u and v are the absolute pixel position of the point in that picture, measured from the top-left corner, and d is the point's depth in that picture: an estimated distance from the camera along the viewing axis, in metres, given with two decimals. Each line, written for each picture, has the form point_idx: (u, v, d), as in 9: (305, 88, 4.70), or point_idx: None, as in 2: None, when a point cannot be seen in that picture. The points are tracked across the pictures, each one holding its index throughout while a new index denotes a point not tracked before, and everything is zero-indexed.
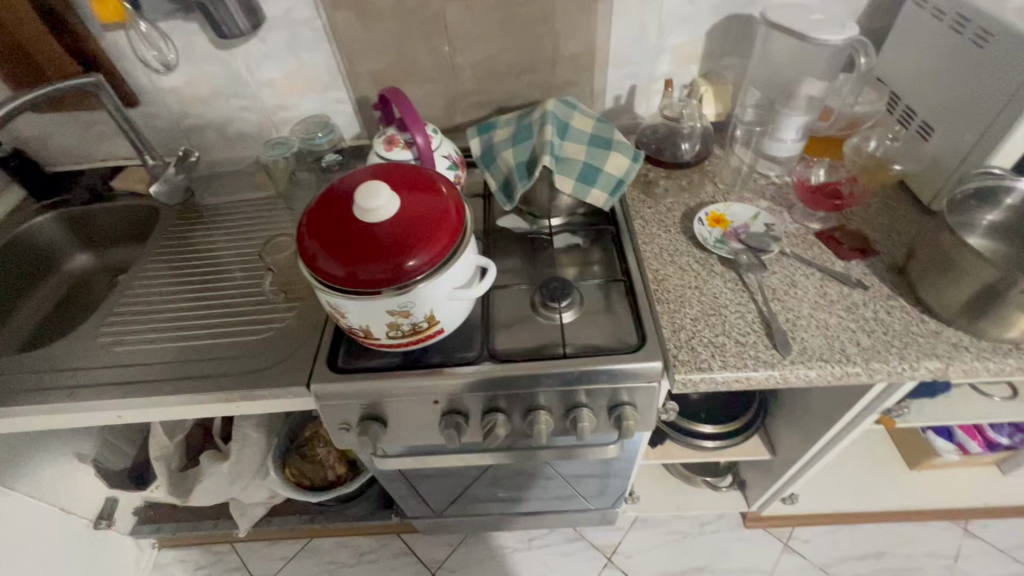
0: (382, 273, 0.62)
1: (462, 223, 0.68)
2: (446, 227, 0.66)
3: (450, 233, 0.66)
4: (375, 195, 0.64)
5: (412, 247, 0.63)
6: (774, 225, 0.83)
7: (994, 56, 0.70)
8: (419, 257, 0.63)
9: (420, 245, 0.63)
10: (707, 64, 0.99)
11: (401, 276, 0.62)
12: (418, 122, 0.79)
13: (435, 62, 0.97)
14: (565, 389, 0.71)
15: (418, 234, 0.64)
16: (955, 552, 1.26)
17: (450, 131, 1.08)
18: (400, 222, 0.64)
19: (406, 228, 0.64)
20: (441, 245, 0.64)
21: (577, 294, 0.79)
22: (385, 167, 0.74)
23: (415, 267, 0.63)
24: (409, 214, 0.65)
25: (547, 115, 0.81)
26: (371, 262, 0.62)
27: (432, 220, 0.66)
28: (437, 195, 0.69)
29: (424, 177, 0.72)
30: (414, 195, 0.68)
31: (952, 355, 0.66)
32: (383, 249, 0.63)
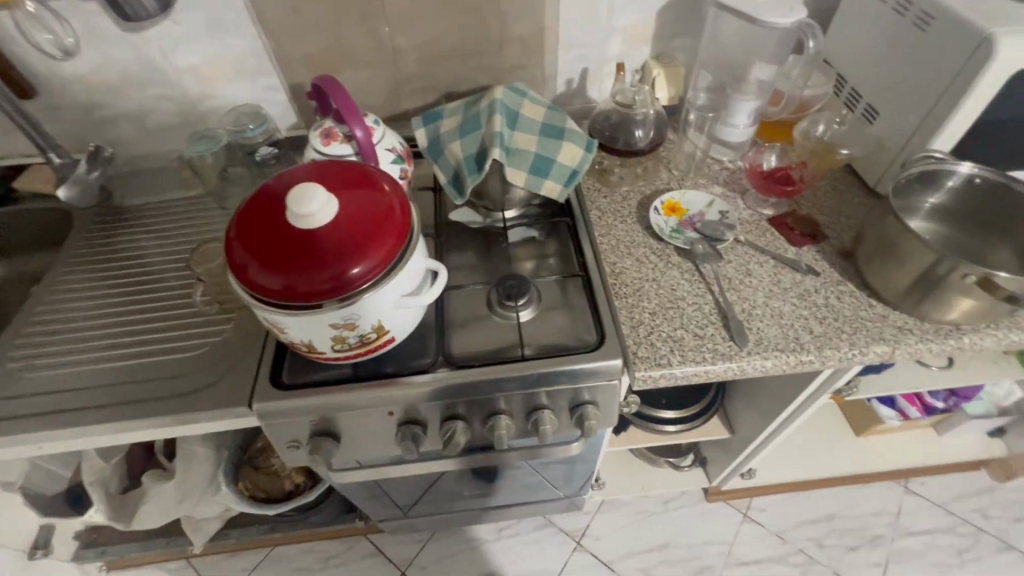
0: (323, 284, 0.57)
1: (408, 223, 0.64)
2: (391, 229, 0.61)
3: (396, 235, 0.61)
4: (311, 198, 0.58)
5: (354, 253, 0.58)
6: (728, 213, 0.82)
7: (935, 39, 0.70)
8: (363, 264, 0.58)
9: (363, 251, 0.59)
10: (658, 45, 0.97)
11: (345, 285, 0.58)
12: (355, 114, 0.73)
13: (374, 45, 0.90)
14: (526, 392, 0.69)
15: (360, 239, 0.59)
16: (897, 509, 1.34)
17: (395, 119, 1.02)
18: (340, 227, 0.59)
19: (347, 233, 0.59)
20: (387, 250, 0.60)
21: (535, 291, 0.77)
22: (320, 164, 0.68)
23: (360, 275, 0.58)
24: (350, 218, 0.60)
25: (495, 104, 0.76)
26: (310, 273, 0.57)
27: (375, 222, 0.61)
28: (379, 194, 0.64)
29: (364, 174, 0.66)
30: (354, 195, 0.63)
31: (898, 338, 0.67)
32: (323, 257, 0.58)
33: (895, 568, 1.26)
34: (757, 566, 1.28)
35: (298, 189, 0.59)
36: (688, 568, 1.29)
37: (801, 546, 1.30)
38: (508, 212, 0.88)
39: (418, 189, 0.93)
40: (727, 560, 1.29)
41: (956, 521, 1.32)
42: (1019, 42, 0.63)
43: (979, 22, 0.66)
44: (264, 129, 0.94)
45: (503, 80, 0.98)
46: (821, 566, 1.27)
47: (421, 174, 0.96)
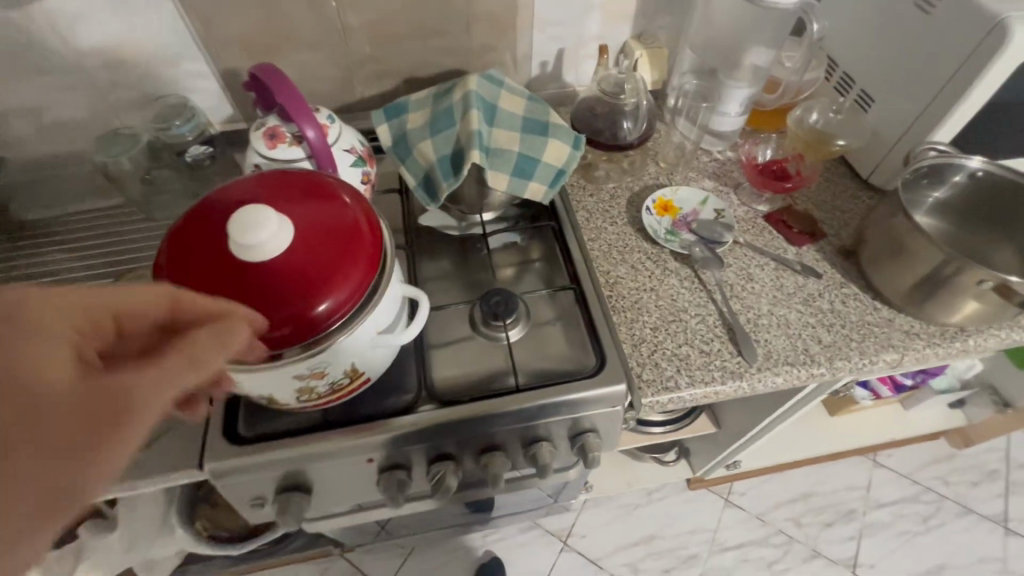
0: (282, 327, 0.48)
1: (378, 243, 0.54)
2: (359, 253, 0.52)
3: (366, 260, 0.52)
4: (256, 223, 0.47)
5: (318, 288, 0.49)
6: (724, 211, 0.77)
7: (940, 22, 0.65)
8: (329, 300, 0.49)
9: (329, 285, 0.49)
10: (640, 24, 0.88)
11: (309, 328, 0.48)
12: (305, 111, 0.62)
13: (320, 25, 0.77)
14: (522, 425, 0.62)
15: (323, 269, 0.49)
16: (867, 483, 1.39)
17: (350, 109, 0.90)
18: (296, 255, 0.49)
19: (306, 263, 0.49)
20: (356, 279, 0.51)
21: (524, 308, 0.69)
22: (264, 177, 0.56)
23: (327, 313, 0.49)
24: (310, 245, 0.50)
25: (470, 96, 0.66)
26: (265, 316, 0.47)
27: (340, 247, 0.51)
28: (341, 210, 0.54)
29: (320, 187, 0.56)
30: (310, 213, 0.52)
31: (907, 344, 0.65)
32: (278, 296, 0.48)
33: (868, 540, 1.31)
34: (740, 550, 1.30)
35: (236, 217, 0.48)
36: (675, 558, 1.29)
37: (781, 527, 1.33)
38: (486, 216, 0.79)
39: (382, 192, 0.82)
40: (712, 547, 1.31)
41: (920, 490, 1.38)
42: None
43: (991, 5, 0.61)
44: (195, 124, 0.81)
45: (471, 64, 0.87)
46: (801, 545, 1.31)
47: (384, 174, 0.85)
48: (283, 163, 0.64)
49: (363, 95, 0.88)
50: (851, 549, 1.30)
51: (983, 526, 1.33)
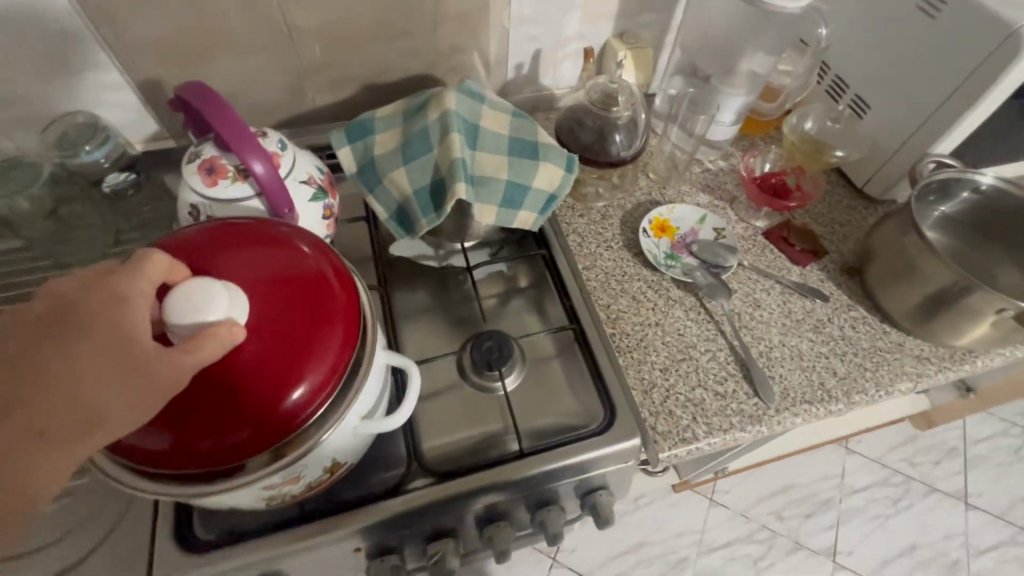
0: (245, 431, 0.38)
1: (353, 302, 0.45)
2: (331, 321, 0.43)
3: (341, 328, 0.43)
4: (197, 297, 0.36)
5: (285, 375, 0.40)
6: (723, 229, 0.72)
7: (946, 29, 0.61)
8: (300, 388, 0.40)
9: (298, 369, 0.40)
10: (623, 22, 0.79)
11: (279, 426, 0.39)
12: (250, 141, 0.51)
13: (259, 27, 0.65)
14: (528, 492, 0.55)
15: (289, 350, 0.40)
16: (841, 470, 1.43)
17: (301, 120, 0.78)
18: (253, 337, 0.39)
19: (267, 346, 0.40)
20: (330, 356, 0.42)
21: (520, 353, 0.62)
22: (200, 230, 0.45)
23: (299, 405, 0.40)
24: (274, 321, 0.41)
25: (449, 116, 0.58)
26: (220, 420, 0.38)
27: (308, 317, 0.42)
28: (302, 267, 0.44)
29: (272, 237, 0.45)
30: (264, 276, 0.42)
31: (919, 371, 0.63)
32: (235, 393, 0.38)
33: (845, 527, 1.35)
34: (726, 549, 1.31)
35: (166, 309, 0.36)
36: (664, 564, 1.29)
37: (764, 522, 1.35)
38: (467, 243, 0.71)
39: (347, 219, 0.72)
40: (700, 548, 1.31)
41: (889, 473, 1.43)
42: None
43: (1007, 10, 0.57)
44: (110, 146, 0.69)
45: (438, 68, 0.77)
46: (783, 538, 1.33)
47: (347, 197, 0.75)
48: (229, 204, 0.54)
49: (315, 105, 0.77)
50: (830, 538, 1.33)
51: (946, 503, 1.39)
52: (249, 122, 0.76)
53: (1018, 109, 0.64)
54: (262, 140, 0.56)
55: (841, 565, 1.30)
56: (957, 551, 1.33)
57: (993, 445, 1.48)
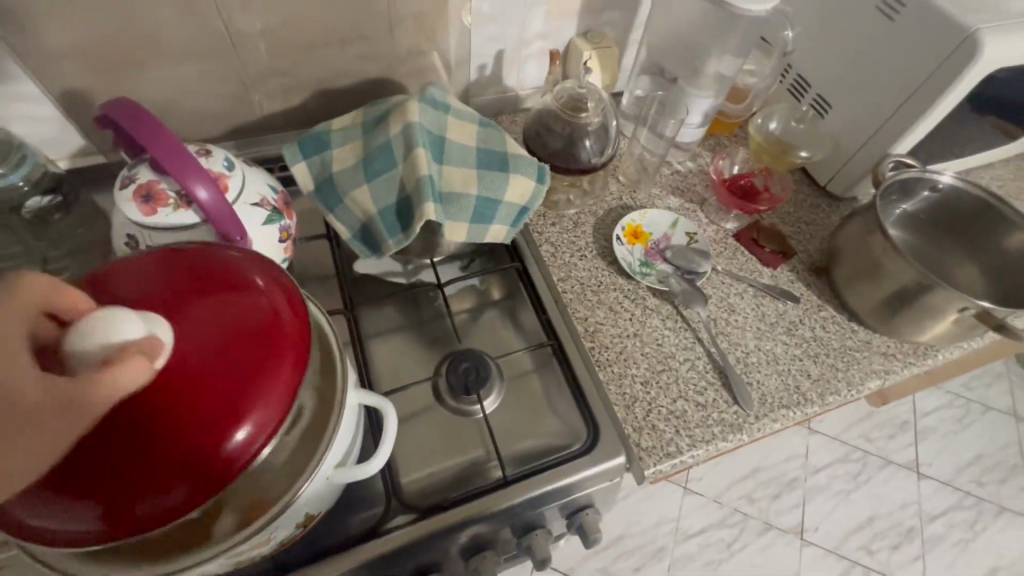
0: (182, 488, 0.34)
1: (305, 332, 0.40)
2: (278, 353, 0.38)
3: (290, 361, 0.38)
4: (93, 323, 0.30)
5: (225, 417, 0.35)
6: (695, 234, 0.72)
7: (903, 31, 0.62)
8: (240, 430, 0.35)
9: (239, 410, 0.35)
10: (587, 20, 0.77)
11: (220, 478, 0.35)
12: (191, 165, 0.46)
13: (196, 31, 0.59)
14: (514, 518, 0.54)
15: (231, 390, 0.36)
16: (805, 450, 1.49)
17: (250, 129, 0.72)
18: (189, 379, 0.35)
19: (206, 389, 0.35)
20: (276, 390, 0.37)
21: (498, 373, 0.60)
22: (129, 262, 0.40)
23: (241, 448, 0.35)
24: (202, 358, 0.35)
25: (413, 130, 0.54)
26: (153, 477, 0.33)
27: (250, 351, 0.37)
28: (246, 296, 0.39)
29: (211, 264, 0.40)
30: (203, 306, 0.37)
31: (887, 368, 0.64)
32: (169, 445, 0.34)
33: (811, 505, 1.41)
34: (702, 535, 1.35)
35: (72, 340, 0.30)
36: (644, 555, 1.32)
37: (736, 506, 1.39)
38: (436, 258, 0.68)
39: (306, 236, 0.68)
40: (676, 537, 1.34)
41: (849, 449, 1.50)
42: (999, 42, 0.57)
43: (958, 15, 0.58)
44: (29, 166, 0.59)
45: (396, 71, 0.73)
46: (755, 520, 1.37)
47: (305, 212, 0.70)
48: (172, 233, 0.49)
49: (263, 113, 0.71)
50: (797, 516, 1.39)
51: (900, 474, 1.47)
52: (191, 134, 0.70)
53: (970, 108, 0.65)
54: (206, 161, 0.51)
55: (808, 541, 1.35)
56: (911, 519, 1.41)
57: (940, 416, 1.57)
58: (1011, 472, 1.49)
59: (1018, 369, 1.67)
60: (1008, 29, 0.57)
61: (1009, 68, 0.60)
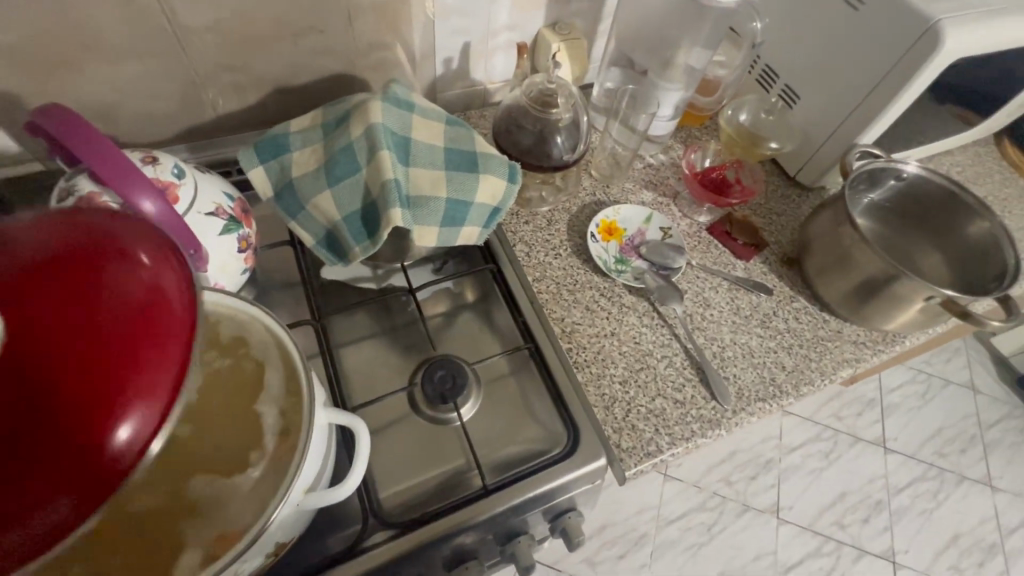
0: (61, 504, 0.24)
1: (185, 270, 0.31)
2: (151, 298, 0.28)
3: (167, 302, 0.28)
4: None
5: (93, 410, 0.25)
6: (669, 228, 0.71)
7: (870, 20, 0.62)
8: (124, 416, 0.25)
9: (115, 386, 0.25)
10: (555, 11, 0.75)
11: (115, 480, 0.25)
12: (130, 171, 0.42)
13: (137, 27, 0.55)
14: (494, 528, 0.53)
15: (89, 375, 0.25)
16: (779, 432, 1.53)
17: (203, 130, 0.69)
18: (35, 369, 0.25)
19: (55, 360, 0.25)
20: (169, 348, 0.27)
21: (475, 378, 0.58)
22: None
23: (135, 437, 0.25)
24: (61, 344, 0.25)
25: (377, 130, 0.52)
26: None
27: (109, 303, 0.27)
28: (75, 243, 0.28)
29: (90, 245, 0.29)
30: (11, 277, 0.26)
31: (857, 356, 0.65)
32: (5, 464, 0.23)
33: (785, 484, 1.45)
34: (682, 520, 1.38)
35: None
36: (627, 542, 1.34)
37: (714, 489, 1.42)
38: (407, 262, 0.66)
39: (268, 242, 0.65)
40: (658, 523, 1.37)
41: (820, 428, 1.55)
42: (961, 32, 0.57)
43: (921, 4, 0.58)
44: None
45: (358, 66, 0.70)
46: (733, 502, 1.41)
47: (266, 217, 0.67)
48: None
49: (217, 113, 0.67)
50: (773, 496, 1.43)
51: (869, 450, 1.52)
52: (139, 137, 0.65)
53: (932, 97, 0.66)
54: (153, 169, 0.47)
55: (783, 520, 1.39)
56: (879, 493, 1.46)
57: (904, 392, 1.63)
58: (970, 442, 1.57)
59: (975, 343, 1.75)
60: (968, 18, 0.58)
61: (969, 57, 0.61)
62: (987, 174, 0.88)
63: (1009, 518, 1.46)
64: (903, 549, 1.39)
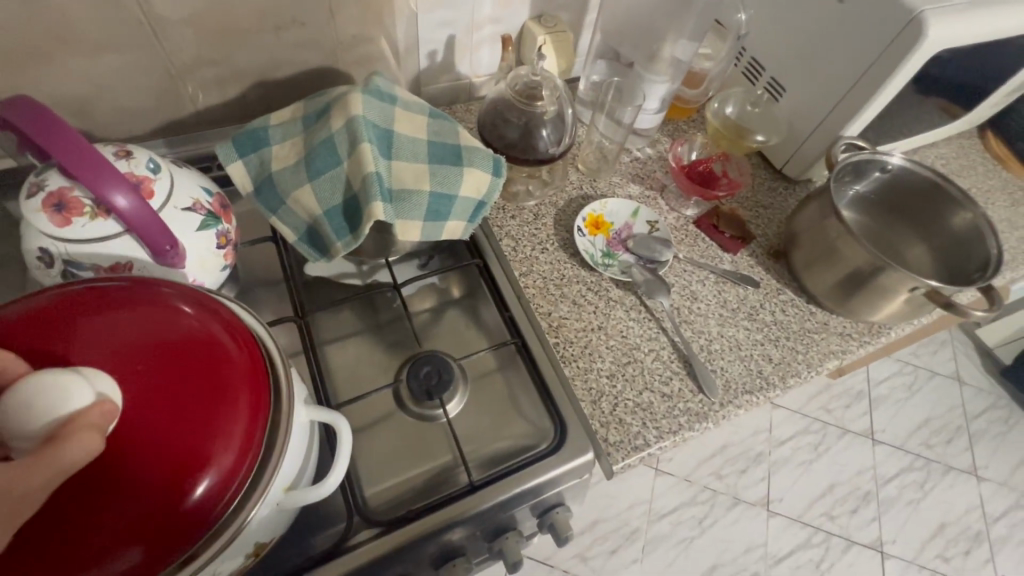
0: (138, 547, 0.32)
1: (256, 360, 0.40)
2: (231, 384, 0.37)
3: (244, 389, 0.37)
4: (34, 390, 0.29)
5: (189, 455, 0.34)
6: (655, 222, 0.71)
7: (855, 10, 0.61)
8: (204, 479, 0.34)
9: (200, 454, 0.34)
10: (540, 3, 0.74)
11: (185, 531, 0.33)
12: (106, 170, 0.41)
13: (110, 19, 0.54)
14: (481, 525, 0.52)
15: (181, 441, 0.34)
16: (770, 425, 1.54)
17: (183, 126, 0.67)
18: (142, 431, 0.33)
19: (155, 416, 0.34)
20: (239, 431, 0.36)
21: (462, 375, 0.58)
22: (55, 305, 0.37)
23: (210, 495, 0.34)
24: (162, 405, 0.34)
25: (358, 124, 0.51)
26: (98, 542, 0.32)
27: (203, 387, 0.36)
28: (179, 331, 0.37)
29: (166, 320, 0.38)
30: (133, 356, 0.35)
31: (844, 347, 0.65)
32: (118, 507, 0.32)
33: (775, 477, 1.46)
34: (674, 514, 1.38)
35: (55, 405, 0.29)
36: (619, 537, 1.34)
37: (706, 483, 1.43)
38: (392, 257, 0.65)
39: (250, 239, 0.64)
40: (650, 517, 1.37)
41: (809, 421, 1.56)
42: (945, 23, 0.57)
43: None
44: None
45: (341, 60, 0.69)
46: (724, 495, 1.42)
47: (247, 213, 0.66)
48: (88, 245, 0.44)
49: (197, 108, 0.66)
50: (763, 489, 1.43)
51: (857, 442, 1.53)
52: (114, 133, 0.64)
53: (915, 90, 0.67)
54: (127, 163, 0.46)
55: (774, 512, 1.40)
56: (868, 484, 1.47)
57: (892, 384, 1.64)
58: (957, 432, 1.59)
59: (961, 336, 1.77)
60: (952, 10, 0.58)
61: (953, 48, 0.61)
62: (971, 167, 0.88)
63: (994, 507, 1.48)
64: (891, 540, 1.40)
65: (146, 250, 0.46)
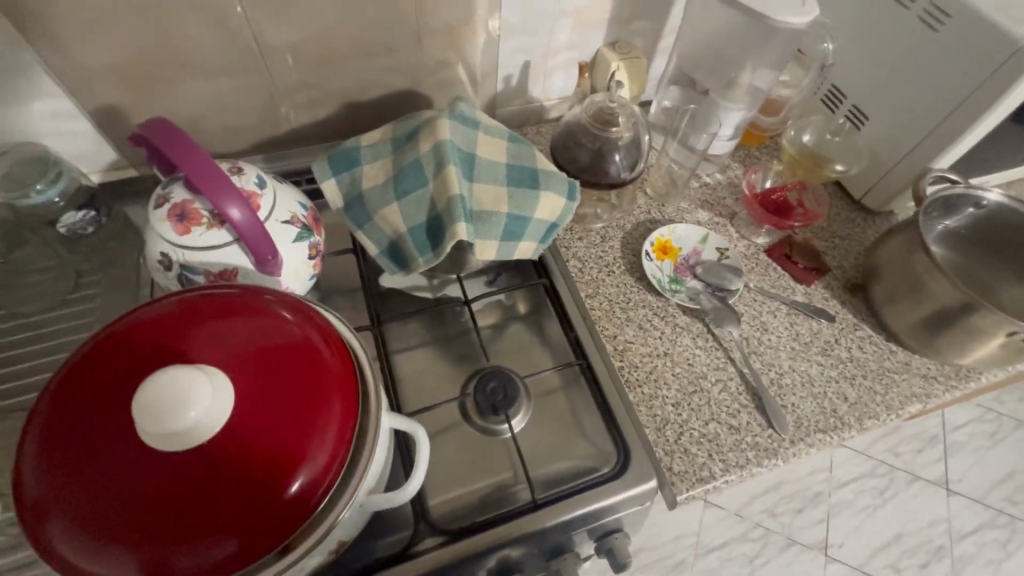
0: (239, 534, 0.35)
1: (348, 367, 0.42)
2: (326, 391, 0.40)
3: (337, 397, 0.40)
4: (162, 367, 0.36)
5: (286, 453, 0.37)
6: (725, 249, 0.70)
7: (950, 39, 0.59)
8: (299, 477, 0.37)
9: (297, 453, 0.37)
10: (616, 30, 0.75)
11: (280, 524, 0.36)
12: (223, 185, 0.45)
13: (226, 47, 0.59)
14: (541, 543, 0.53)
15: (280, 439, 0.37)
16: (830, 464, 1.45)
17: (278, 143, 0.73)
18: (248, 429, 0.37)
19: (259, 416, 0.37)
20: (332, 436, 0.39)
21: (526, 392, 0.59)
22: (178, 308, 0.41)
23: (304, 492, 0.37)
24: (265, 406, 0.38)
25: (444, 147, 0.54)
26: (206, 526, 0.35)
27: (302, 393, 0.39)
28: (284, 338, 0.41)
29: (270, 327, 0.41)
30: (244, 359, 0.39)
31: (928, 391, 0.62)
32: (224, 497, 0.35)
33: (835, 520, 1.37)
34: (723, 549, 1.33)
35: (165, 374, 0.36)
36: (664, 568, 1.30)
37: (758, 520, 1.37)
38: (463, 273, 0.68)
39: (333, 250, 0.68)
40: (697, 550, 1.32)
41: (875, 463, 1.46)
42: None
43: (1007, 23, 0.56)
44: (65, 182, 0.63)
45: (423, 84, 0.72)
46: (778, 535, 1.35)
47: (330, 226, 0.70)
48: (202, 252, 0.49)
49: (291, 126, 0.71)
50: (821, 531, 1.36)
51: (930, 490, 1.42)
52: (218, 148, 0.70)
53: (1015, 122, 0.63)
54: (238, 179, 0.51)
55: (832, 558, 1.32)
56: (941, 537, 1.36)
57: (971, 430, 1.52)
58: None
59: None
60: None
61: None
62: None
63: None
64: None
65: (250, 259, 0.50)
